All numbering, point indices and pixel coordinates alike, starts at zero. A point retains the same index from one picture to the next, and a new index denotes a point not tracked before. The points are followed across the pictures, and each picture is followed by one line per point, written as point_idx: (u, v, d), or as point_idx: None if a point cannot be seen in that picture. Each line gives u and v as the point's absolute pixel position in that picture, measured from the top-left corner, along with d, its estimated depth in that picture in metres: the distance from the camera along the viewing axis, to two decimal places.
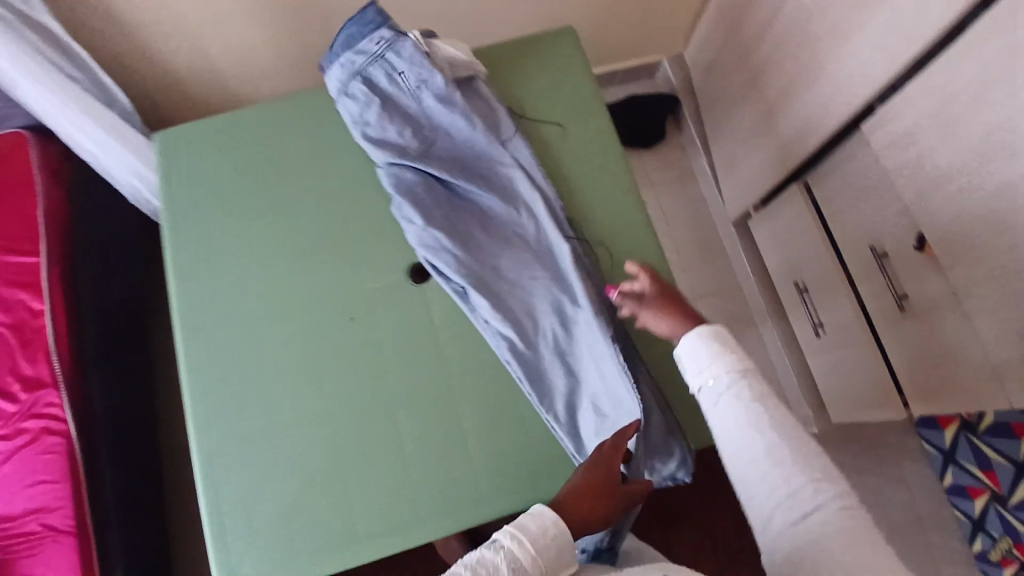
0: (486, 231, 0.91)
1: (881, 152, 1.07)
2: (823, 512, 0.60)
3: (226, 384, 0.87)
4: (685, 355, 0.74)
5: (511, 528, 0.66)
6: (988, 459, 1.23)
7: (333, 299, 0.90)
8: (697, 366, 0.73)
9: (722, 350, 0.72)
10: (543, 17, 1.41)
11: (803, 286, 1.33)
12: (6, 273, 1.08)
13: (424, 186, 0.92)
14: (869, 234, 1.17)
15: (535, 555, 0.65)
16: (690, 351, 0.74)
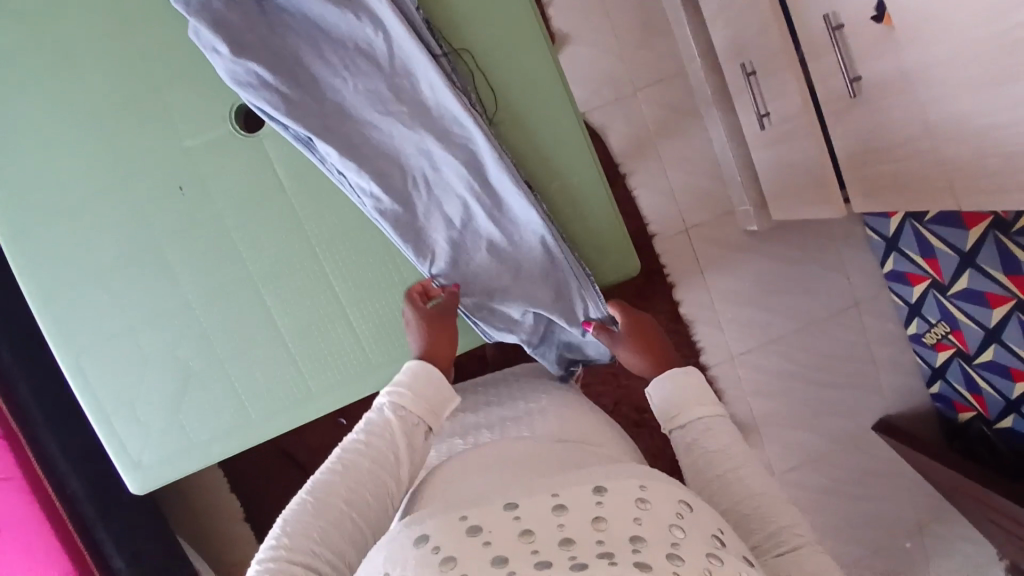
0: (322, 52, 0.73)
1: None
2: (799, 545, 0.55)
3: (63, 280, 0.78)
4: (659, 397, 0.73)
5: (387, 391, 0.70)
6: (931, 249, 1.17)
7: (162, 167, 0.77)
8: (666, 410, 0.71)
9: (690, 389, 0.71)
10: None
11: (749, 69, 1.13)
12: None
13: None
14: (823, 2, 0.94)
15: (414, 397, 0.70)
16: (665, 386, 0.72)
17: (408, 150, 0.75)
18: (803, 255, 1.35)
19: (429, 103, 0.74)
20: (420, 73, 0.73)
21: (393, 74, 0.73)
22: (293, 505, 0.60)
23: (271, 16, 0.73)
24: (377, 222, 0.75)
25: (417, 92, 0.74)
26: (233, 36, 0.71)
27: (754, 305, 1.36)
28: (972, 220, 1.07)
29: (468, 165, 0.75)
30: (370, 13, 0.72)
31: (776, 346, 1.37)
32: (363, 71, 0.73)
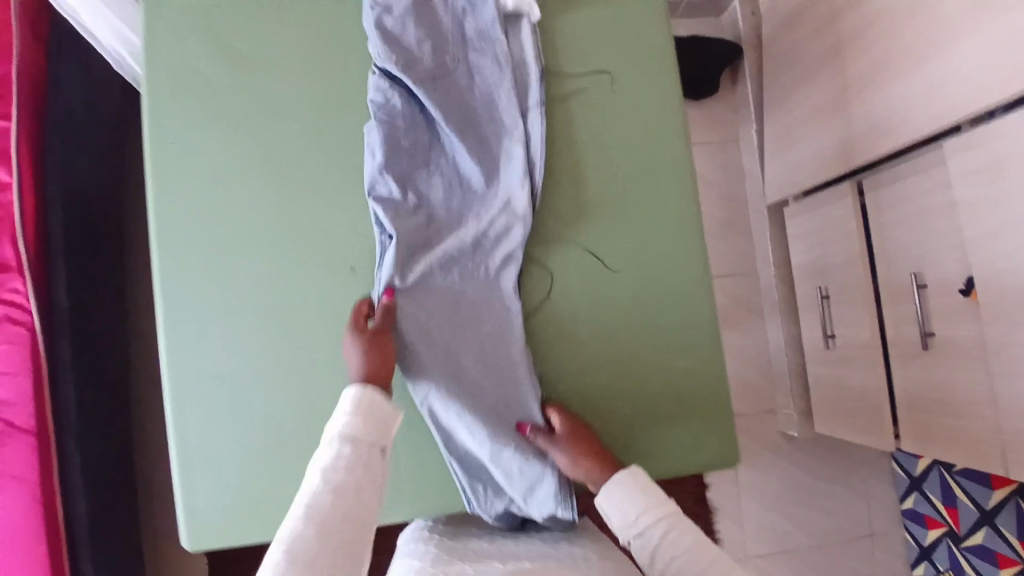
0: (447, 195, 0.82)
1: (957, 181, 0.97)
2: None
3: (202, 319, 0.79)
4: (607, 506, 0.71)
5: (332, 433, 0.64)
6: (953, 498, 1.26)
7: (334, 245, 0.81)
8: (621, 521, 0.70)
9: (644, 494, 0.70)
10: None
11: (825, 293, 1.25)
12: None
13: (409, 120, 0.82)
14: (912, 262, 1.09)
15: (364, 430, 0.65)
16: (615, 496, 0.70)
17: (460, 303, 0.80)
18: (830, 472, 1.41)
19: (503, 281, 0.81)
20: (519, 255, 0.82)
21: (492, 243, 0.82)
22: (281, 539, 0.58)
23: (427, 149, 0.83)
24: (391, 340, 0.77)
25: (499, 269, 0.82)
26: (391, 147, 0.80)
27: (776, 506, 1.39)
28: (997, 481, 1.16)
29: (461, 336, 0.79)
30: (505, 189, 0.82)
31: (789, 555, 1.39)
32: (474, 225, 0.81)
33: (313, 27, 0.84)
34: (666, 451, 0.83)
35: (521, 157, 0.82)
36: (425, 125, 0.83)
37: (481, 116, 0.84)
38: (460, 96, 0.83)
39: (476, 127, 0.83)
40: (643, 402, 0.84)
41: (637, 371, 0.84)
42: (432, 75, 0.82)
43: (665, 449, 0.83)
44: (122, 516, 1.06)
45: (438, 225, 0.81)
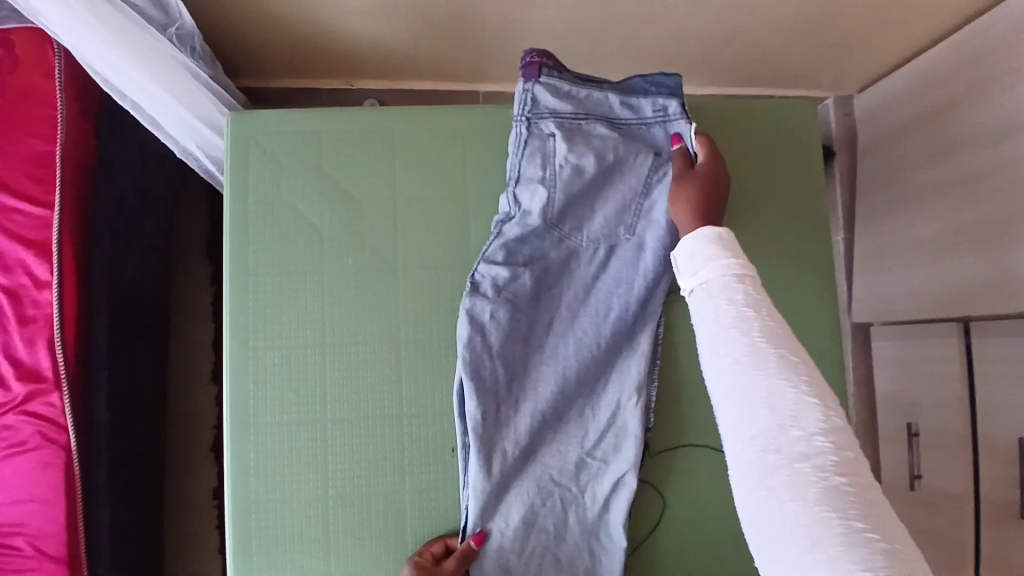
0: (546, 389, 0.69)
1: None
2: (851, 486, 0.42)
3: (275, 498, 0.68)
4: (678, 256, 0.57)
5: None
6: None
7: (434, 424, 0.70)
8: (692, 262, 0.56)
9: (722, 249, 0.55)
10: (724, 35, 1.07)
11: (914, 430, 1.18)
12: (9, 227, 0.85)
13: (513, 299, 0.69)
14: (1017, 425, 0.97)
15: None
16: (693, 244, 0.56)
17: (547, 529, 0.68)
18: None
19: (594, 511, 0.69)
20: (617, 483, 0.69)
21: (588, 462, 0.69)
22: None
23: (532, 335, 0.70)
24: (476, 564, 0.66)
25: (593, 496, 0.69)
26: (491, 334, 0.68)
27: None
28: None
29: (551, 572, 0.68)
30: (616, 397, 0.70)
31: None
32: (572, 436, 0.69)
33: (427, 163, 0.73)
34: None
35: (641, 362, 0.70)
36: (536, 307, 0.70)
37: (598, 303, 0.70)
38: (587, 282, 0.70)
39: (597, 318, 0.70)
40: None
41: None
42: (552, 245, 0.70)
43: None
44: None
45: (533, 422, 0.69)
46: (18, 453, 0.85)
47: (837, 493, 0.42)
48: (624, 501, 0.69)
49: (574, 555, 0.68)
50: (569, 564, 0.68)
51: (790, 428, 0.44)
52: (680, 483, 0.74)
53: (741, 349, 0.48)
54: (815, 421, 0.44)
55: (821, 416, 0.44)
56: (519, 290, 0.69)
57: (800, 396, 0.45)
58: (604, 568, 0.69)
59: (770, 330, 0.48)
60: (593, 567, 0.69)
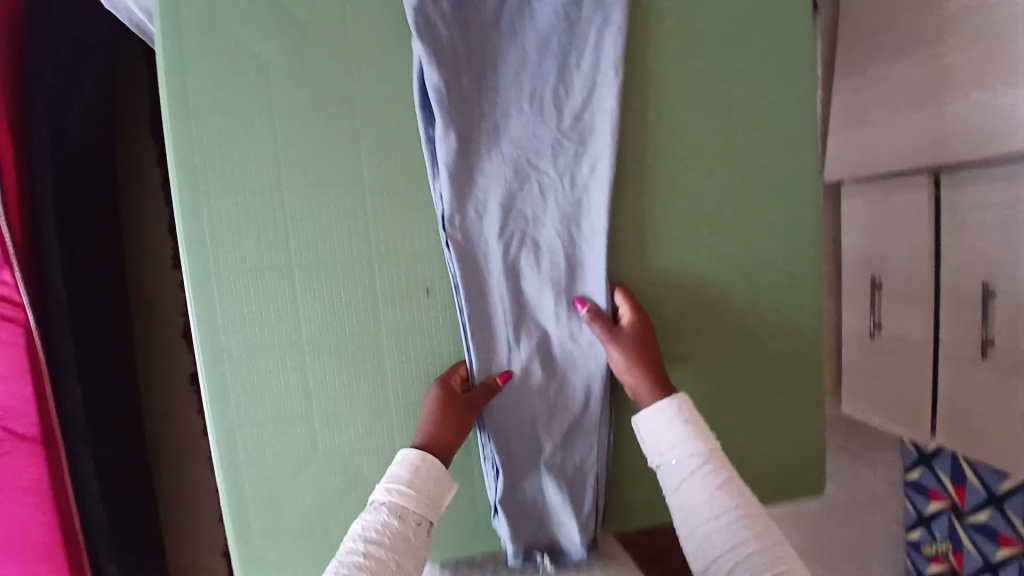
0: (511, 147, 0.68)
1: None
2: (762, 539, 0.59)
3: (250, 350, 0.67)
4: (646, 427, 0.68)
5: (383, 486, 0.63)
6: (963, 478, 1.37)
7: (407, 264, 0.68)
8: (660, 437, 0.67)
9: (688, 426, 0.65)
10: None
11: (877, 283, 1.22)
12: None
13: (465, 57, 0.67)
14: (986, 269, 1.04)
15: (418, 494, 0.62)
16: (659, 420, 0.67)
17: (531, 291, 0.70)
18: (850, 438, 1.49)
19: (575, 268, 0.71)
20: (594, 245, 0.70)
21: (566, 221, 0.70)
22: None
23: (491, 94, 0.68)
24: (463, 343, 0.69)
25: (573, 254, 0.70)
26: (451, 94, 0.65)
27: None
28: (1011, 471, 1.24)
29: (535, 331, 0.71)
30: (589, 157, 0.69)
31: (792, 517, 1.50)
32: (546, 201, 0.70)
33: None
34: (768, 492, 0.80)
35: (611, 115, 0.68)
36: (488, 63, 0.68)
37: (554, 52, 0.68)
38: (539, 31, 0.68)
39: (557, 69, 0.68)
40: (743, 443, 0.78)
41: (746, 413, 0.78)
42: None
43: (763, 489, 0.80)
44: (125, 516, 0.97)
45: (499, 183, 0.68)
46: None
47: (753, 543, 0.59)
48: (601, 259, 0.70)
49: (558, 322, 0.71)
50: (552, 331, 0.71)
51: (717, 518, 0.61)
52: (660, 312, 0.74)
53: (704, 499, 0.61)
54: (755, 539, 0.59)
55: (739, 527, 0.60)
56: (472, 46, 0.67)
57: (738, 533, 0.59)
58: (586, 336, 0.72)
59: (733, 495, 0.61)
60: (577, 324, 0.71)
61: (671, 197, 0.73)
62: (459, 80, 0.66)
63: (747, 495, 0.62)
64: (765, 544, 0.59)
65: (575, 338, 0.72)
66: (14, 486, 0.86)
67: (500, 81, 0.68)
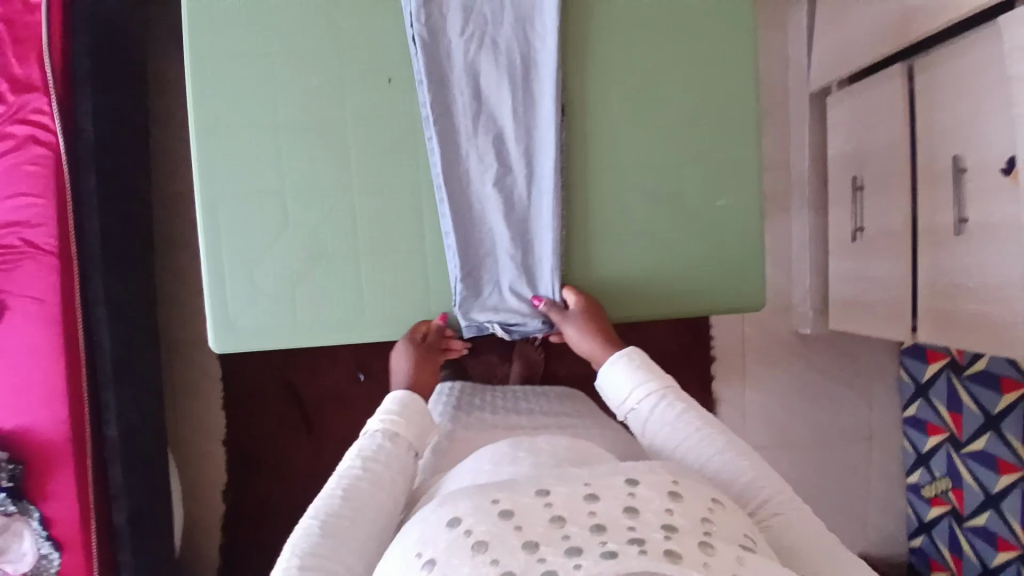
0: None
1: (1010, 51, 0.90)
2: (743, 452, 0.60)
3: (232, 121, 0.76)
4: (609, 381, 0.71)
5: (379, 423, 0.71)
6: (959, 404, 1.29)
7: (371, 52, 0.77)
8: (622, 389, 0.70)
9: (644, 371, 0.69)
10: None
11: (859, 183, 1.24)
12: None
13: None
14: (956, 146, 1.05)
15: (410, 424, 0.71)
16: (619, 373, 0.70)
17: (489, 88, 0.77)
18: (846, 365, 1.47)
19: (531, 67, 0.77)
20: (547, 47, 0.76)
21: (522, 21, 0.76)
22: (299, 534, 0.59)
23: None
24: (427, 131, 0.77)
25: (529, 54, 0.76)
26: None
27: (779, 403, 1.46)
28: (1007, 386, 1.19)
29: (493, 127, 0.77)
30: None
31: (787, 448, 1.46)
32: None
33: None
34: (699, 304, 0.82)
35: None
36: None
37: None
38: None
39: None
40: (676, 252, 0.81)
41: (681, 222, 0.81)
42: None
43: (694, 302, 0.82)
44: (127, 352, 1.06)
45: None
46: (9, 158, 0.96)
47: (739, 456, 0.60)
48: (552, 57, 0.76)
49: (514, 119, 0.77)
50: (509, 128, 0.77)
51: (697, 436, 0.62)
52: (606, 118, 0.80)
53: (672, 429, 0.63)
54: (728, 447, 0.60)
55: (719, 441, 0.61)
56: None
57: (710, 447, 0.61)
58: (541, 134, 0.77)
59: (692, 414, 0.64)
60: (533, 121, 0.77)
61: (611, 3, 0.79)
62: None
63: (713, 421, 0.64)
64: (744, 456, 0.60)
65: (531, 136, 0.77)
66: (28, 296, 0.96)
67: None
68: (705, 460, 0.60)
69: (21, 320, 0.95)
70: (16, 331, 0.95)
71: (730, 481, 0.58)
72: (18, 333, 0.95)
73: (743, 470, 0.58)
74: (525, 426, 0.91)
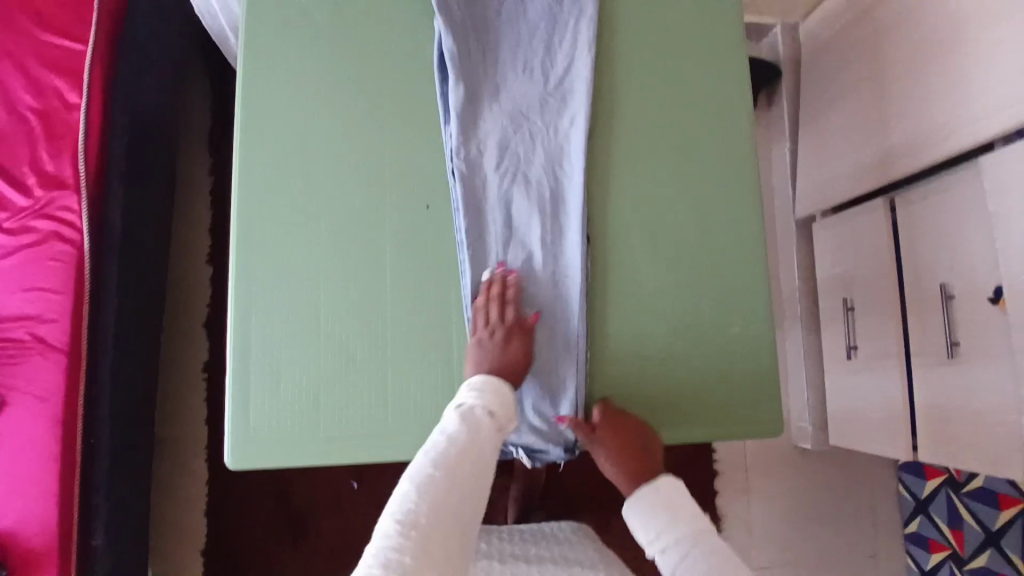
0: (511, 101, 0.85)
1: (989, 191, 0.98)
2: None
3: (274, 237, 0.80)
4: (635, 519, 0.75)
5: (456, 403, 0.70)
6: (960, 520, 1.28)
7: (413, 181, 0.83)
8: (648, 524, 0.74)
9: (670, 511, 0.74)
10: None
11: (849, 304, 1.30)
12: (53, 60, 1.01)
13: (470, 32, 0.85)
14: (942, 272, 1.11)
15: (493, 410, 0.70)
16: (644, 513, 0.74)
17: (519, 217, 0.83)
18: (844, 481, 1.47)
19: (560, 201, 0.83)
20: (574, 182, 0.84)
21: (552, 162, 0.84)
22: (397, 499, 0.61)
23: (490, 61, 0.85)
24: (460, 253, 0.81)
25: (558, 190, 0.84)
26: (461, 54, 0.83)
27: (781, 519, 1.44)
28: (1006, 502, 1.19)
29: (522, 252, 0.82)
30: (570, 113, 0.85)
31: (791, 567, 1.43)
32: (535, 144, 0.84)
33: None
34: (705, 430, 0.84)
35: (586, 80, 0.85)
36: (490, 38, 0.86)
37: (544, 35, 0.86)
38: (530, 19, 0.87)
39: (543, 47, 0.86)
40: (687, 376, 0.84)
41: (699, 348, 0.85)
42: None
43: (711, 428, 0.84)
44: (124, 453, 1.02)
45: (498, 127, 0.84)
46: (32, 252, 0.96)
47: None
48: (578, 194, 0.83)
49: (542, 245, 0.82)
50: (537, 254, 0.82)
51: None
52: (626, 246, 0.85)
53: (703, 575, 0.68)
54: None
55: None
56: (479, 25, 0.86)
57: None
58: (566, 260, 0.82)
59: (721, 560, 0.68)
60: (559, 249, 0.82)
61: (633, 148, 0.87)
62: (466, 46, 0.84)
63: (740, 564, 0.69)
64: None
65: (556, 263, 0.82)
66: (32, 394, 0.93)
67: (499, 51, 0.86)
68: None
69: (21, 419, 0.92)
70: (15, 431, 0.91)
71: None
72: (16, 433, 0.91)
73: None
74: None
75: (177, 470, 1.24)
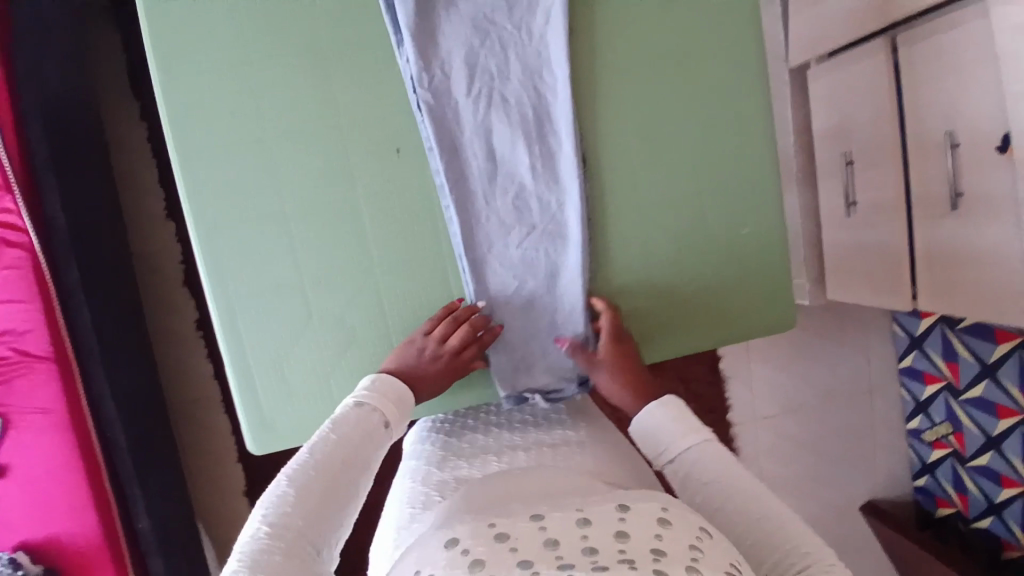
0: (472, 6, 0.72)
1: (1001, 33, 0.90)
2: (767, 503, 0.59)
3: (239, 216, 0.72)
4: (643, 430, 0.71)
5: (351, 397, 0.68)
6: (956, 354, 1.34)
7: (378, 125, 0.73)
8: (657, 439, 0.69)
9: (675, 420, 0.69)
10: None
11: (848, 159, 1.25)
12: None
13: None
14: (947, 121, 1.06)
15: (383, 398, 0.68)
16: (652, 420, 0.70)
17: (502, 148, 0.74)
18: (841, 329, 1.52)
19: (545, 120, 0.74)
20: (559, 95, 0.74)
21: (530, 75, 0.74)
22: (265, 500, 0.58)
23: None
24: (444, 199, 0.74)
25: (542, 108, 0.74)
26: None
27: (783, 373, 1.51)
28: (1004, 335, 1.23)
29: (511, 186, 0.75)
30: (543, 9, 0.73)
31: (793, 414, 1.52)
32: (507, 56, 0.73)
33: None
34: (726, 336, 0.82)
35: None
36: None
37: None
38: None
39: None
40: (706, 284, 0.81)
41: (711, 255, 0.80)
42: None
43: (730, 329, 0.82)
44: (145, 439, 1.02)
45: (462, 42, 0.72)
46: None
47: (760, 511, 0.59)
48: (565, 111, 0.74)
49: (534, 175, 0.75)
50: (529, 186, 0.75)
51: (722, 484, 0.62)
52: (624, 161, 0.78)
53: (706, 480, 0.63)
54: (754, 506, 0.59)
55: (742, 496, 0.60)
56: None
57: (743, 503, 0.60)
58: (563, 188, 0.75)
59: (719, 464, 0.64)
60: (552, 175, 0.75)
61: (618, 43, 0.76)
62: None
63: (743, 471, 0.63)
64: (761, 505, 0.59)
65: (552, 192, 0.75)
66: (33, 409, 0.90)
67: None
68: (738, 518, 0.59)
69: (31, 435, 0.90)
70: (30, 447, 0.90)
71: (761, 544, 0.57)
72: (31, 449, 0.90)
73: (760, 529, 0.57)
74: (517, 445, 0.77)
75: (197, 432, 1.25)
